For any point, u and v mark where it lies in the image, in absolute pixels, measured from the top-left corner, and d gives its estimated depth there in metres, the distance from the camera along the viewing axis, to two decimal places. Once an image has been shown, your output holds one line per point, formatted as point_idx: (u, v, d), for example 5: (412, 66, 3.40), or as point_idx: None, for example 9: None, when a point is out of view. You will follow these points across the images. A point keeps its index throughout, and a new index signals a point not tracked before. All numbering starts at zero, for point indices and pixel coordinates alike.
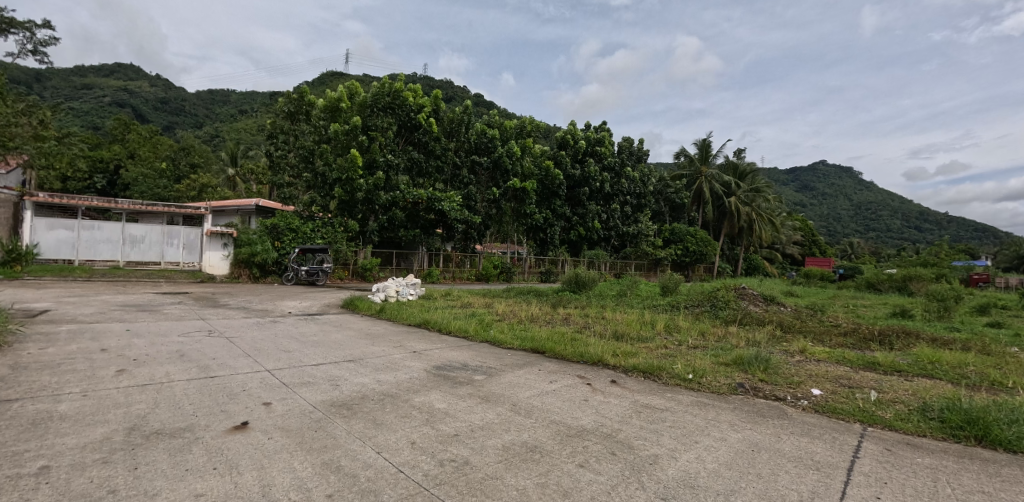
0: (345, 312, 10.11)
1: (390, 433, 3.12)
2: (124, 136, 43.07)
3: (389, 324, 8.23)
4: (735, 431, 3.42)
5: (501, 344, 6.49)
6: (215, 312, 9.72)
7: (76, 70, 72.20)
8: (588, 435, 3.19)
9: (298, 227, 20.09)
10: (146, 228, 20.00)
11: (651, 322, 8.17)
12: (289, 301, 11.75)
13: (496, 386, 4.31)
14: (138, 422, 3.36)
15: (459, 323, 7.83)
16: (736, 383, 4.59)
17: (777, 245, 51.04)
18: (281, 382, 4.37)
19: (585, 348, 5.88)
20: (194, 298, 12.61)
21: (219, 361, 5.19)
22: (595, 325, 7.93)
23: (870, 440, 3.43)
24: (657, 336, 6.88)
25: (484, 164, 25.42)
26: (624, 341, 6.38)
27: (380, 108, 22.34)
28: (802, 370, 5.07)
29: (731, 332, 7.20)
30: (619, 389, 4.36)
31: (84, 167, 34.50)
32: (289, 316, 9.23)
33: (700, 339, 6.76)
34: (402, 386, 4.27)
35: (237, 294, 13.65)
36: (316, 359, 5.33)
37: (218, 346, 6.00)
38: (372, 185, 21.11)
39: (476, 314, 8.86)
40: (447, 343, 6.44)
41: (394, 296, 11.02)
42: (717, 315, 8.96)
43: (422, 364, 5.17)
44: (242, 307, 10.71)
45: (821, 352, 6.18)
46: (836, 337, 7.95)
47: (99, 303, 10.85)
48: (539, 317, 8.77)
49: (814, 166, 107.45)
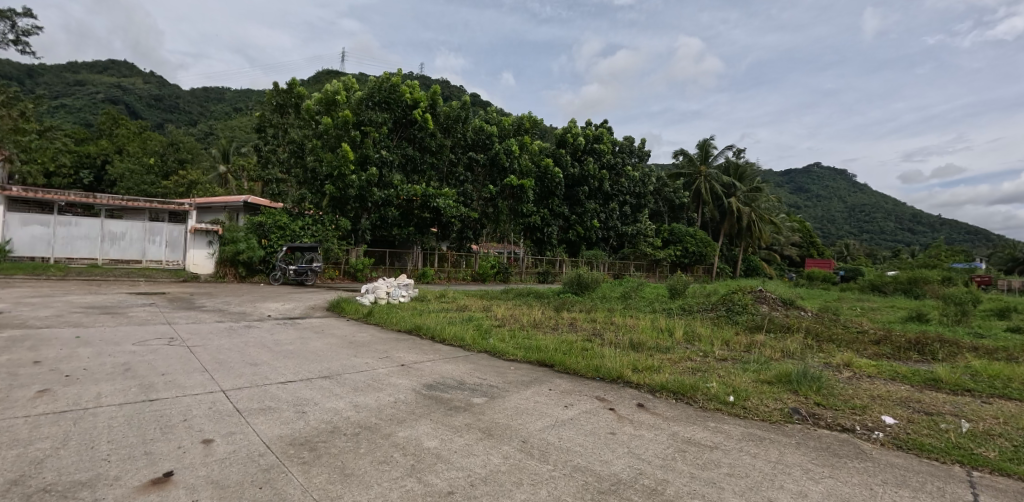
0: (329, 315, 9.25)
1: (360, 491, 2.30)
2: (112, 131, 42.07)
3: (377, 331, 7.38)
4: (814, 482, 2.63)
5: (502, 355, 5.67)
6: (186, 315, 8.81)
7: (69, 65, 71.34)
8: (626, 491, 2.39)
9: (287, 224, 19.21)
10: (127, 225, 19.00)
11: (667, 328, 7.39)
12: (271, 303, 10.88)
13: (499, 414, 3.50)
14: (27, 472, 2.53)
15: (454, 329, 6.99)
16: (789, 408, 3.82)
17: (776, 246, 50.45)
18: (235, 408, 3.56)
19: (600, 362, 5.08)
20: (169, 299, 11.71)
21: (168, 378, 4.35)
22: (606, 332, 7.14)
23: (987, 493, 2.64)
24: (677, 346, 6.10)
25: (482, 161, 24.55)
26: (641, 352, 5.59)
27: (375, 102, 21.49)
28: (861, 391, 4.31)
29: (759, 342, 6.46)
30: (650, 417, 3.59)
31: (68, 161, 33.47)
32: (268, 320, 8.36)
33: (727, 350, 6.00)
34: (384, 413, 3.46)
35: (218, 295, 12.76)
36: (283, 376, 4.48)
37: (175, 358, 5.17)
38: (365, 181, 20.24)
39: (473, 319, 8.03)
40: (441, 354, 5.60)
41: (384, 297, 10.22)
42: (736, 321, 8.19)
43: (412, 381, 4.35)
44: (218, 309, 9.82)
45: (868, 366, 5.42)
46: (871, 346, 7.21)
47: (62, 304, 9.91)
48: (541, 322, 7.94)
49: (810, 167, 107.53)
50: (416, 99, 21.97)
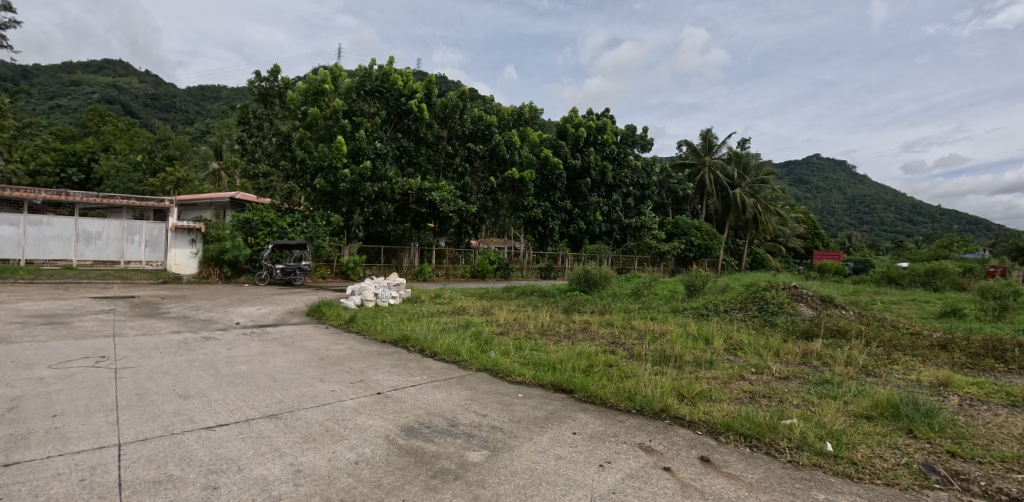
0: (307, 321, 8.05)
1: None
2: (99, 128, 40.62)
3: (357, 342, 6.20)
4: None
5: (507, 375, 4.49)
6: (140, 325, 7.61)
7: (63, 65, 70.20)
8: None
9: (274, 220, 18.04)
10: (103, 224, 17.63)
11: (702, 334, 6.25)
12: (245, 307, 9.70)
13: (508, 488, 2.34)
14: None
15: (448, 339, 5.80)
16: (918, 464, 2.71)
17: (780, 238, 49.28)
18: (117, 482, 2.43)
19: (633, 386, 3.96)
20: (134, 304, 10.53)
21: (53, 425, 3.23)
22: (630, 339, 6.02)
23: None
24: (720, 360, 5.02)
25: (480, 152, 23.28)
26: (682, 371, 4.48)
27: (367, 92, 20.31)
28: (1000, 431, 3.17)
29: (817, 352, 5.39)
30: (726, 482, 2.47)
31: (52, 160, 32.22)
32: (232, 329, 7.18)
33: (786, 365, 4.89)
34: (337, 489, 2.31)
35: (191, 298, 11.59)
36: (214, 418, 3.33)
37: (86, 389, 4.03)
38: (357, 175, 19.04)
39: (472, 326, 6.81)
40: (430, 376, 4.42)
41: (371, 300, 9.06)
42: (776, 325, 7.08)
43: (386, 424, 3.19)
44: (182, 316, 8.62)
45: (973, 385, 4.30)
46: (942, 354, 6.09)
47: (6, 313, 8.73)
48: (551, 329, 6.77)
49: (810, 158, 106.42)
50: (411, 88, 20.74)
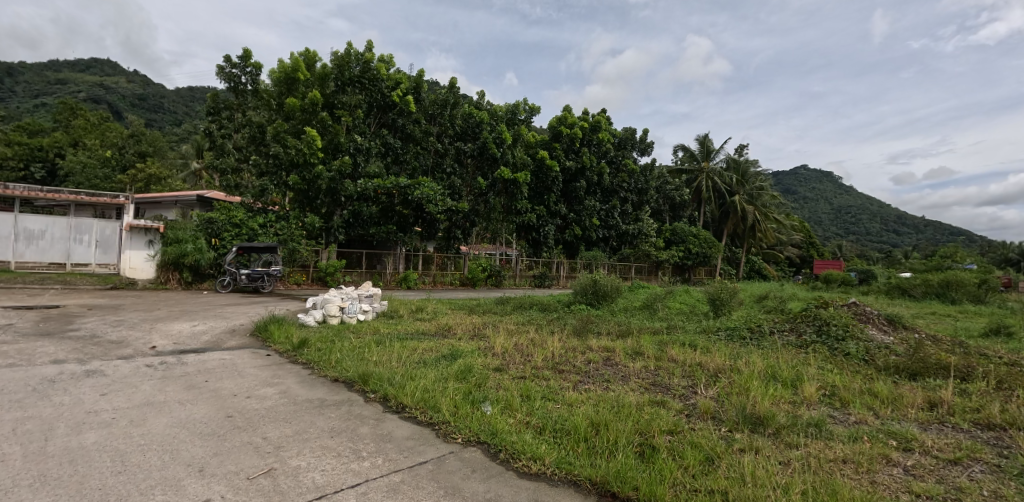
0: (247, 345, 6.22)
1: None
2: (70, 123, 38.20)
3: (298, 382, 4.39)
4: None
5: (518, 456, 2.75)
6: (20, 350, 5.67)
7: (48, 64, 67.78)
8: None
9: (244, 220, 16.19)
10: (47, 221, 15.26)
11: (773, 373, 4.58)
12: (179, 323, 7.77)
13: None
14: None
15: (426, 381, 4.05)
16: None
17: (778, 247, 48.06)
18: None
19: (742, 492, 2.26)
20: (46, 317, 8.50)
21: None
22: (676, 380, 4.38)
23: None
24: (828, 421, 3.40)
25: (471, 151, 21.51)
26: (801, 452, 2.83)
27: (347, 81, 18.59)
28: None
29: (951, 405, 3.84)
30: None
31: (13, 154, 29.81)
32: (139, 359, 5.30)
33: (929, 431, 3.34)
34: None
35: (124, 309, 9.63)
36: None
37: None
38: (336, 172, 17.29)
39: (458, 358, 5.04)
40: (387, 463, 2.66)
41: (336, 316, 7.32)
42: (854, 357, 5.52)
43: None
44: (89, 336, 6.69)
45: None
46: None
47: None
48: (564, 362, 5.08)
49: (801, 170, 106.69)
50: (396, 79, 19.06)
